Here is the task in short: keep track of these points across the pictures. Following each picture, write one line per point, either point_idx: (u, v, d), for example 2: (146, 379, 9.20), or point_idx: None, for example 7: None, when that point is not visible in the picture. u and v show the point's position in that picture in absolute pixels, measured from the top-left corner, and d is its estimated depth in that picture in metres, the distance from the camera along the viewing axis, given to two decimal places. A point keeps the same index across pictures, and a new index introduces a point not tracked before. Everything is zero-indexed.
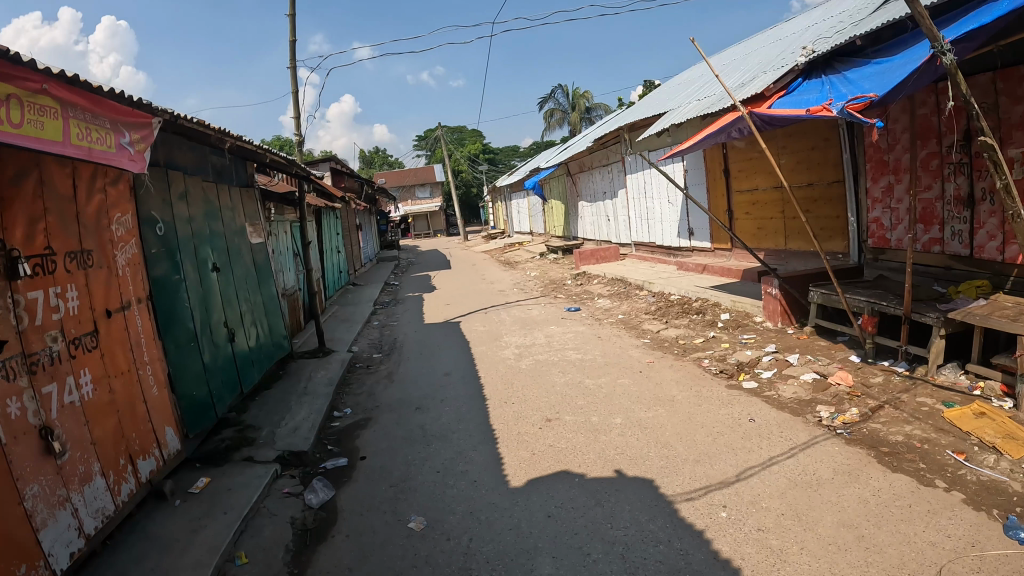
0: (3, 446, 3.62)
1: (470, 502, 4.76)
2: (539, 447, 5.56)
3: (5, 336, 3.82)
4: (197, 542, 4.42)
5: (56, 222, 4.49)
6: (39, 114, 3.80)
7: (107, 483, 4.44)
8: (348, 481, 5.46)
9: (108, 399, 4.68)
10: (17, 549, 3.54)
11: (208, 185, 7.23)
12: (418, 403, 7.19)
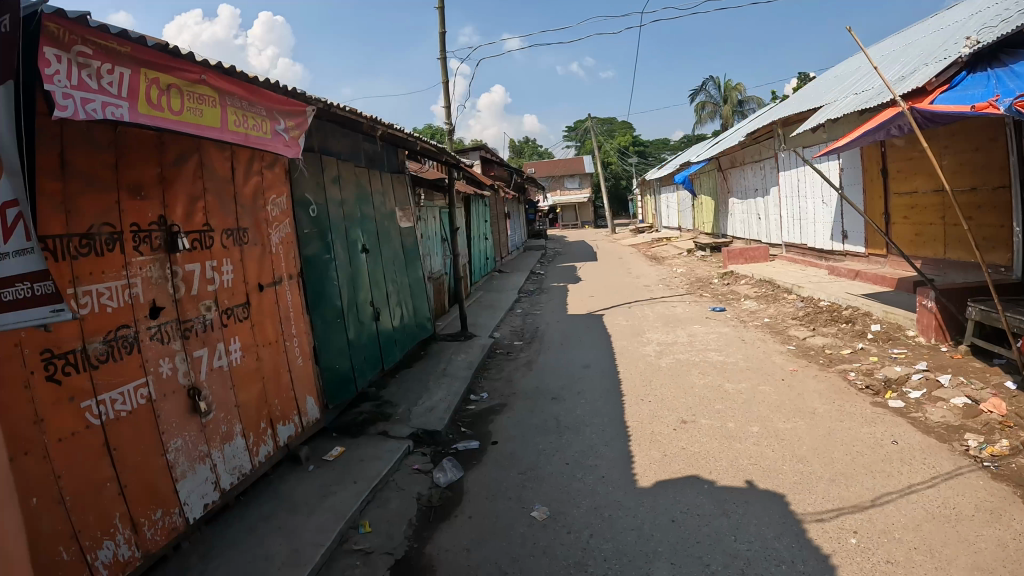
0: (152, 403, 4.10)
1: (595, 498, 4.64)
2: (670, 449, 5.37)
3: (161, 303, 4.29)
4: (324, 509, 4.65)
5: (213, 200, 4.91)
6: (198, 102, 3.98)
7: (247, 443, 4.90)
8: (478, 463, 5.49)
9: (255, 366, 5.14)
10: (156, 495, 4.02)
11: (359, 171, 7.49)
12: (555, 393, 7.13)
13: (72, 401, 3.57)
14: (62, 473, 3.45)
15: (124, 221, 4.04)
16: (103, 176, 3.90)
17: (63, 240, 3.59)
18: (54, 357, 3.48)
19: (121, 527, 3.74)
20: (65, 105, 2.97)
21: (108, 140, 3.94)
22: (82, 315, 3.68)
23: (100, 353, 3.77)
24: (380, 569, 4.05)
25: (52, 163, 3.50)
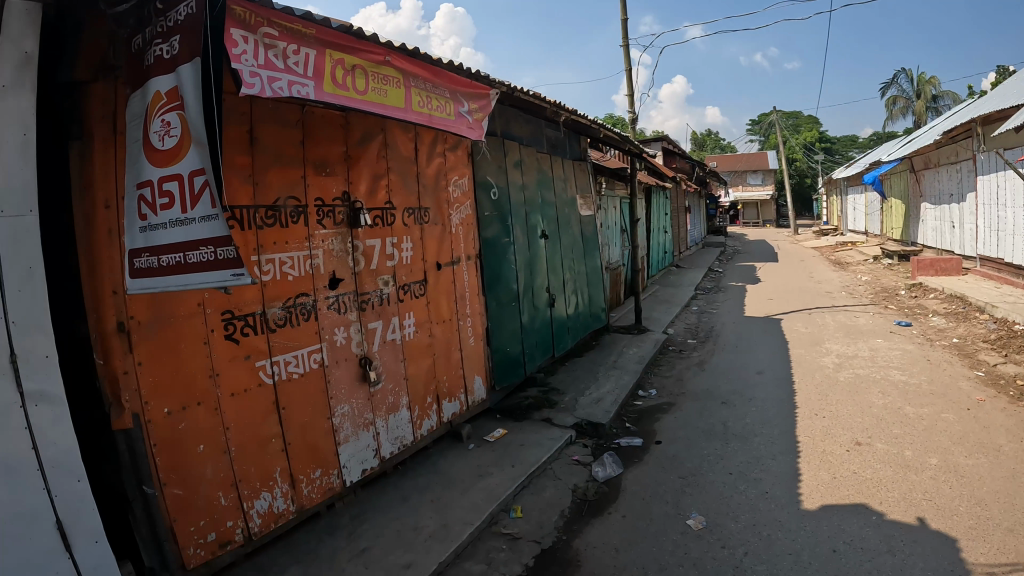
0: (324, 367, 4.54)
1: (755, 514, 4.42)
2: (841, 472, 5.06)
3: (341, 275, 4.72)
4: (479, 488, 4.82)
5: (397, 180, 5.28)
6: (383, 83, 4.10)
7: (410, 416, 5.28)
8: (639, 462, 5.37)
9: (427, 341, 5.51)
10: (317, 455, 4.45)
11: (541, 157, 7.48)
12: (727, 397, 6.90)
13: (248, 359, 4.04)
14: (230, 425, 3.91)
15: (308, 195, 4.44)
16: (291, 152, 4.32)
17: (250, 211, 4.01)
18: (234, 318, 3.95)
19: (280, 481, 4.20)
20: (252, 83, 3.10)
21: (295, 118, 4.33)
22: (264, 281, 4.12)
23: (278, 317, 4.22)
24: (525, 556, 4.10)
25: (242, 142, 3.95)
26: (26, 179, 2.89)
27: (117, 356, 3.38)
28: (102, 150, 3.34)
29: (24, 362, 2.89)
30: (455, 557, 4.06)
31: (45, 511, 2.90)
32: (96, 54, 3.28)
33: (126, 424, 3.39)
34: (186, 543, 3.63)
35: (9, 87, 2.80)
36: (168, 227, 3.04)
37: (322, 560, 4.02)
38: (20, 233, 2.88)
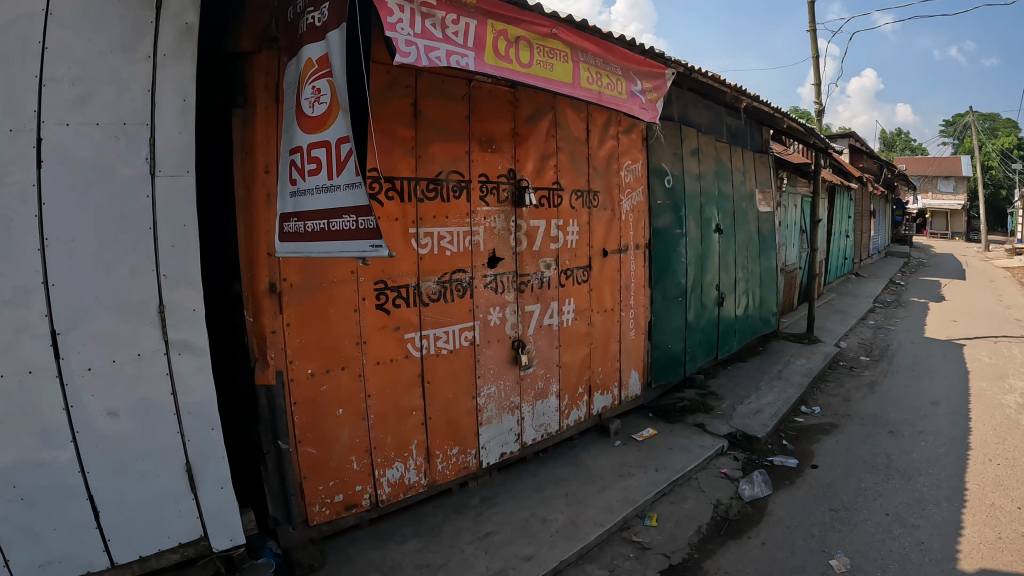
0: (474, 346, 4.49)
1: (907, 565, 3.60)
2: (1010, 532, 3.94)
3: (500, 254, 4.64)
4: (616, 488, 4.38)
5: (567, 158, 5.04)
6: (549, 56, 3.84)
7: (559, 404, 5.06)
8: (789, 485, 4.64)
9: (585, 330, 5.25)
10: (455, 433, 4.40)
11: (721, 145, 6.94)
12: (894, 426, 5.83)
13: (396, 330, 4.04)
14: (373, 393, 3.94)
15: (472, 171, 4.41)
16: (455, 127, 4.28)
17: (410, 184, 4.04)
18: (386, 287, 3.97)
19: (415, 453, 4.18)
20: (406, 52, 3.00)
21: (462, 93, 4.30)
22: (420, 254, 4.15)
23: (432, 291, 4.22)
24: (653, 570, 3.67)
25: (406, 114, 3.96)
26: (187, 142, 3.05)
27: (267, 314, 3.50)
28: (263, 117, 3.47)
29: (171, 313, 3.07)
30: (579, 558, 3.76)
31: (177, 453, 3.11)
32: (259, 25, 3.39)
33: (268, 379, 3.52)
34: (313, 499, 3.71)
35: (171, 56, 2.96)
36: (316, 192, 3.02)
37: (444, 539, 3.96)
38: (178, 194, 3.04)
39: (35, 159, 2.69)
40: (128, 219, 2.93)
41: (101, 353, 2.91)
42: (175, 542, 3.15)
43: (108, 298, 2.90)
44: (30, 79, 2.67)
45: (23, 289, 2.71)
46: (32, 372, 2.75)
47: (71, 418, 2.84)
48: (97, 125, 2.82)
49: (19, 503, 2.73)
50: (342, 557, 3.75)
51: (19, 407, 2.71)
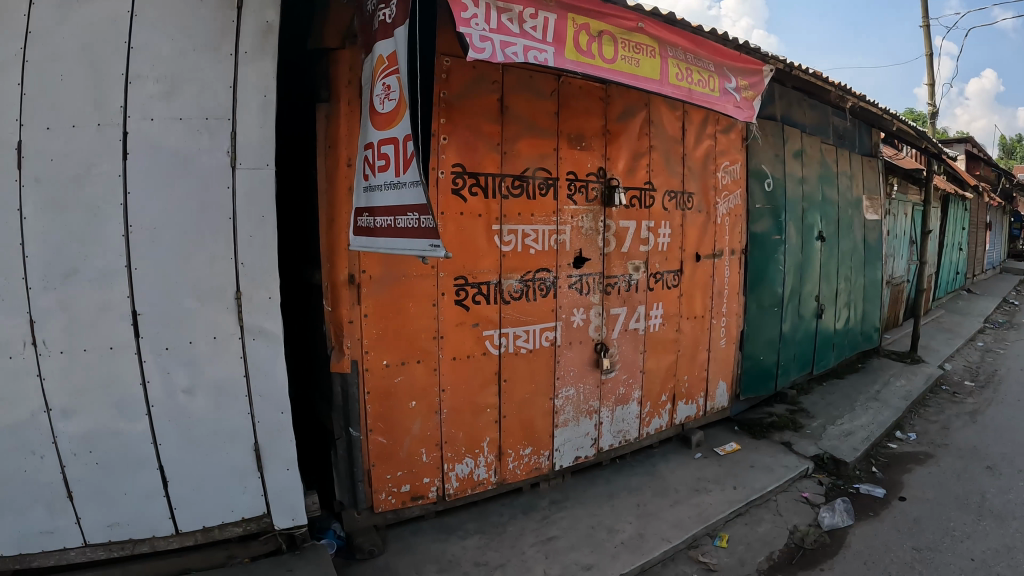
0: (554, 347, 4.31)
1: None
2: None
3: (587, 255, 4.42)
4: (689, 503, 4.20)
5: (661, 157, 4.80)
6: (635, 51, 3.41)
7: (640, 411, 4.86)
8: (874, 517, 4.26)
9: (672, 336, 5.02)
10: (529, 432, 4.25)
11: (826, 147, 6.53)
12: (993, 461, 5.19)
13: (475, 326, 3.93)
14: (446, 387, 3.84)
15: (560, 168, 4.21)
16: (543, 122, 4.09)
17: (496, 179, 3.90)
18: (466, 283, 3.86)
19: (487, 450, 4.06)
20: (479, 47, 2.66)
21: (551, 90, 4.11)
22: (505, 252, 4.00)
23: (514, 289, 4.07)
24: None
25: (492, 110, 3.82)
26: (268, 138, 3.03)
27: (345, 305, 3.46)
28: (347, 115, 3.41)
29: (249, 300, 3.05)
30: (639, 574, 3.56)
31: (245, 433, 3.12)
32: (343, 22, 3.31)
33: (344, 367, 3.48)
34: (379, 488, 3.66)
35: (252, 53, 2.98)
36: (385, 187, 2.91)
37: (506, 536, 3.84)
38: (257, 188, 3.02)
39: (121, 151, 2.80)
40: (208, 209, 2.94)
41: (174, 334, 2.93)
42: (239, 517, 3.15)
43: (184, 283, 2.93)
44: (118, 77, 2.80)
45: (107, 271, 2.81)
46: (112, 348, 2.85)
47: (147, 394, 2.92)
48: (180, 119, 2.88)
49: (95, 467, 2.89)
50: (401, 546, 3.69)
51: (98, 380, 2.85)
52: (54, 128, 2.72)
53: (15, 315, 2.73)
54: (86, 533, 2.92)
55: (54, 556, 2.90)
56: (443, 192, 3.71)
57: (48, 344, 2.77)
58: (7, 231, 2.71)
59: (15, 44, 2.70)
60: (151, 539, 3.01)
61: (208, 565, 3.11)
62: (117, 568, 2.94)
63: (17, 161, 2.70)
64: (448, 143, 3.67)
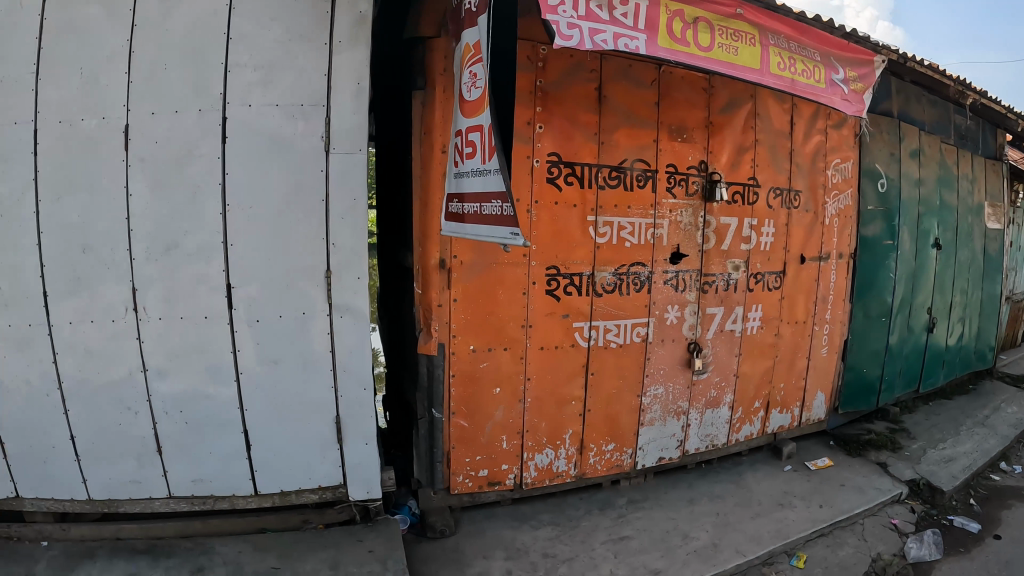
0: (644, 344, 3.41)
1: None
2: None
3: (685, 250, 3.49)
4: (771, 518, 3.33)
5: (767, 151, 3.79)
6: (730, 36, 2.60)
7: (730, 416, 3.86)
8: (964, 554, 3.37)
9: (770, 341, 3.98)
10: (614, 428, 3.39)
11: (947, 148, 5.83)
12: None
13: (564, 317, 3.16)
14: (533, 378, 3.12)
15: (660, 160, 3.32)
16: (643, 112, 3.23)
17: (593, 170, 3.11)
18: (557, 274, 3.10)
19: (569, 442, 3.27)
20: (568, 33, 2.01)
21: (652, 80, 3.24)
22: (598, 244, 3.19)
23: (607, 283, 3.24)
24: None
25: (587, 100, 3.05)
26: (364, 125, 2.60)
27: (435, 288, 2.87)
28: (442, 103, 2.81)
29: (337, 280, 2.63)
30: None
31: (327, 407, 2.72)
32: (443, 4, 2.72)
33: (432, 350, 2.89)
34: (456, 469, 3.04)
35: (347, 42, 2.59)
36: (472, 177, 2.11)
37: (581, 530, 3.09)
38: (350, 173, 2.60)
39: (220, 136, 2.53)
40: (300, 193, 2.59)
41: (269, 305, 2.61)
42: (316, 485, 2.78)
43: (281, 262, 2.60)
44: (218, 67, 2.53)
45: (206, 246, 2.55)
46: (207, 318, 2.59)
47: (237, 361, 2.63)
48: (276, 106, 2.56)
49: (185, 427, 2.66)
50: (475, 530, 3.03)
51: (193, 344, 2.60)
52: (158, 113, 2.51)
53: (122, 282, 2.55)
54: (172, 486, 2.70)
55: (141, 504, 2.71)
56: (539, 181, 2.98)
57: (149, 310, 2.57)
58: (114, 209, 2.52)
59: (124, 35, 2.52)
60: (231, 497, 2.74)
61: (284, 527, 2.80)
62: (197, 522, 2.71)
63: (122, 142, 2.51)
64: (541, 132, 2.95)
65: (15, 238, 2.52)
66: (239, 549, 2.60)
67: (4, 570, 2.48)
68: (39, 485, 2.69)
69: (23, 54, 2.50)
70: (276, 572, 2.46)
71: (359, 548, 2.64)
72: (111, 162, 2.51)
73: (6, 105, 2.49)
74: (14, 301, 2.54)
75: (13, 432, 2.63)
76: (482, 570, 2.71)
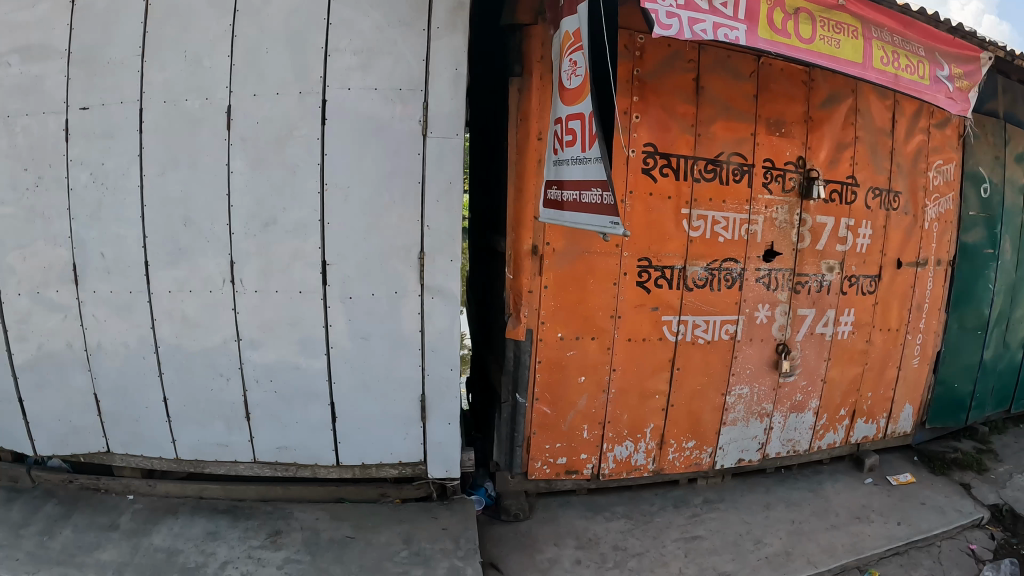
0: (732, 342, 3.05)
1: None
2: None
3: (778, 249, 3.07)
4: (847, 530, 2.98)
5: (868, 149, 3.27)
6: (834, 29, 2.32)
7: (816, 422, 3.37)
8: None
9: (861, 347, 3.42)
10: (696, 426, 3.08)
11: None
12: None
13: (653, 310, 2.88)
14: (619, 369, 2.88)
15: (756, 154, 2.95)
16: (740, 105, 2.90)
17: (689, 163, 2.82)
18: (649, 266, 2.84)
19: (649, 436, 3.01)
20: (666, 23, 1.76)
21: (752, 71, 2.90)
22: (691, 239, 2.89)
23: (699, 279, 2.93)
24: None
25: (684, 91, 2.77)
26: (461, 111, 2.55)
27: (525, 274, 2.70)
28: (539, 92, 2.61)
29: (431, 261, 2.61)
30: None
31: (414, 384, 2.71)
32: None
33: (518, 336, 2.73)
34: (535, 454, 2.88)
35: (445, 27, 2.53)
36: (571, 166, 2.06)
37: (655, 526, 2.89)
38: (447, 159, 2.57)
39: (320, 119, 2.54)
40: (398, 176, 2.57)
41: (363, 282, 2.62)
42: (396, 460, 2.79)
43: (375, 241, 2.60)
44: (318, 50, 2.53)
45: (303, 223, 2.58)
46: (302, 293, 2.62)
47: (329, 335, 2.65)
48: (375, 90, 2.54)
49: (274, 395, 2.72)
50: (549, 515, 2.94)
51: (287, 317, 2.64)
52: (260, 95, 2.54)
53: (220, 255, 2.62)
54: (258, 451, 2.78)
55: (226, 466, 2.81)
56: (633, 172, 2.74)
57: (245, 282, 2.63)
58: (215, 184, 2.58)
59: (226, 21, 2.55)
60: (313, 466, 2.80)
61: (362, 499, 2.83)
62: (278, 487, 2.79)
63: (225, 122, 2.55)
64: (637, 123, 2.71)
65: (120, 209, 2.63)
66: (317, 516, 2.66)
67: (92, 519, 2.63)
68: (131, 442, 2.84)
69: (131, 37, 2.59)
70: (350, 541, 2.48)
71: (434, 524, 2.63)
72: (213, 141, 2.56)
73: (114, 86, 2.60)
74: (117, 268, 2.66)
75: (111, 392, 2.79)
76: (551, 558, 2.62)
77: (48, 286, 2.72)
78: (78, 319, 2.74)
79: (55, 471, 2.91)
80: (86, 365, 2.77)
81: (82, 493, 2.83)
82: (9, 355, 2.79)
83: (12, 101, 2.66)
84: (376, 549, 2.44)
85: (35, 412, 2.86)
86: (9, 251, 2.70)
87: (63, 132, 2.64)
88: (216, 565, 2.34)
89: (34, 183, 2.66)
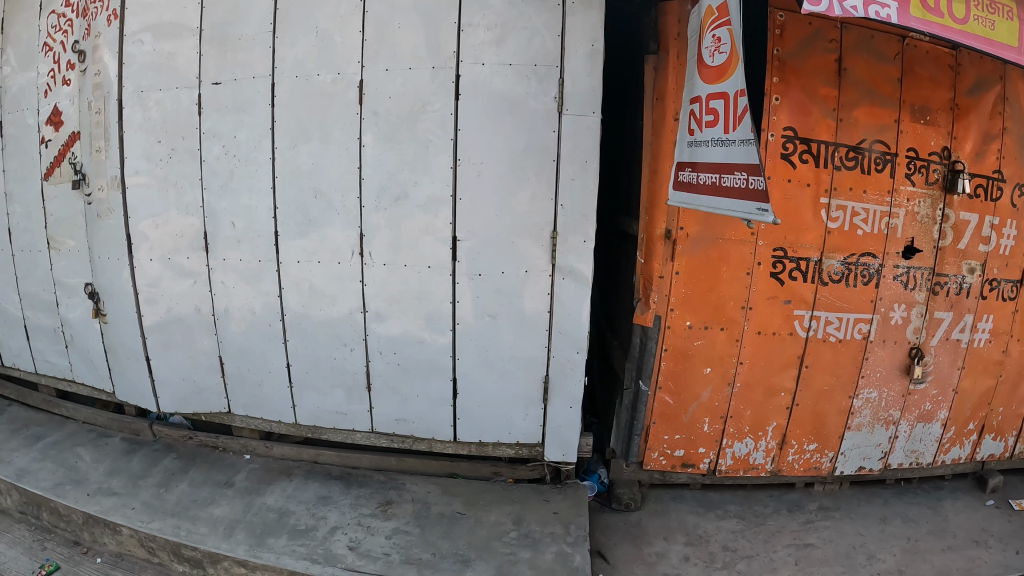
0: (863, 342, 2.86)
1: None
2: None
3: (919, 246, 2.84)
4: (964, 554, 2.73)
5: (1016, 142, 2.98)
6: (986, 6, 2.11)
7: (943, 435, 3.14)
8: None
9: (998, 359, 3.11)
10: (820, 428, 2.94)
11: None
12: None
13: (785, 304, 2.75)
14: (745, 363, 2.79)
15: (900, 143, 2.76)
16: (885, 87, 2.73)
17: (829, 149, 2.68)
18: (784, 256, 2.70)
19: (770, 435, 2.91)
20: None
21: (896, 53, 2.75)
22: (829, 230, 2.72)
23: (834, 273, 2.75)
24: None
25: (825, 71, 2.65)
26: (599, 88, 2.44)
27: (657, 259, 2.66)
28: (675, 70, 2.54)
29: (563, 241, 2.53)
30: None
31: (537, 364, 2.67)
32: None
33: (646, 322, 2.71)
34: (652, 444, 2.88)
35: (581, 2, 2.43)
36: (710, 148, 1.98)
37: (767, 529, 2.79)
38: (583, 137, 2.47)
39: (454, 94, 2.52)
40: (532, 153, 2.51)
41: (492, 260, 2.59)
42: (514, 440, 2.78)
43: (501, 220, 2.56)
44: (451, 26, 2.50)
45: (435, 199, 2.58)
46: (430, 268, 2.63)
47: (455, 311, 2.65)
48: (509, 66, 2.49)
49: (397, 368, 2.76)
50: (660, 508, 2.91)
51: (413, 291, 2.66)
52: (392, 70, 2.55)
53: (350, 227, 2.66)
54: (376, 422, 2.84)
55: (343, 435, 2.89)
56: (771, 157, 2.64)
57: (374, 256, 2.66)
58: (346, 157, 2.62)
59: None
60: (430, 440, 2.84)
61: (475, 476, 2.84)
62: (392, 459, 2.85)
63: (357, 98, 2.58)
64: (777, 105, 2.62)
65: (251, 180, 2.73)
66: (428, 489, 2.70)
67: (207, 476, 2.78)
68: (251, 405, 2.98)
69: (261, 15, 2.66)
70: (459, 517, 2.50)
71: (545, 507, 2.60)
72: (346, 116, 2.60)
73: (245, 62, 2.69)
74: (247, 238, 2.77)
75: (235, 355, 2.92)
76: (659, 552, 2.58)
77: (179, 252, 2.86)
78: (206, 285, 2.87)
79: (176, 427, 3.12)
80: (213, 328, 2.91)
81: (201, 450, 3.02)
82: (139, 317, 2.99)
83: (147, 77, 2.82)
84: (485, 528, 2.44)
85: (159, 371, 3.05)
86: (142, 220, 2.87)
87: (195, 106, 2.76)
88: (325, 529, 2.40)
89: (167, 155, 2.81)
